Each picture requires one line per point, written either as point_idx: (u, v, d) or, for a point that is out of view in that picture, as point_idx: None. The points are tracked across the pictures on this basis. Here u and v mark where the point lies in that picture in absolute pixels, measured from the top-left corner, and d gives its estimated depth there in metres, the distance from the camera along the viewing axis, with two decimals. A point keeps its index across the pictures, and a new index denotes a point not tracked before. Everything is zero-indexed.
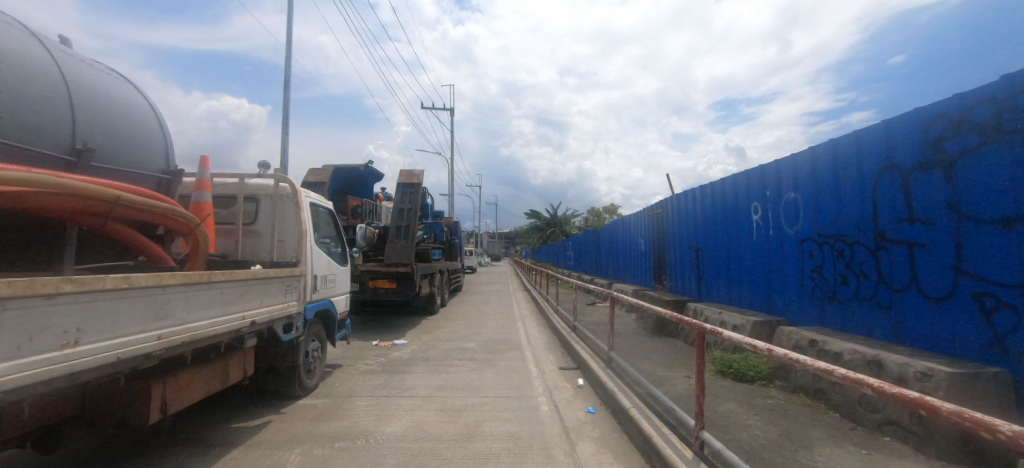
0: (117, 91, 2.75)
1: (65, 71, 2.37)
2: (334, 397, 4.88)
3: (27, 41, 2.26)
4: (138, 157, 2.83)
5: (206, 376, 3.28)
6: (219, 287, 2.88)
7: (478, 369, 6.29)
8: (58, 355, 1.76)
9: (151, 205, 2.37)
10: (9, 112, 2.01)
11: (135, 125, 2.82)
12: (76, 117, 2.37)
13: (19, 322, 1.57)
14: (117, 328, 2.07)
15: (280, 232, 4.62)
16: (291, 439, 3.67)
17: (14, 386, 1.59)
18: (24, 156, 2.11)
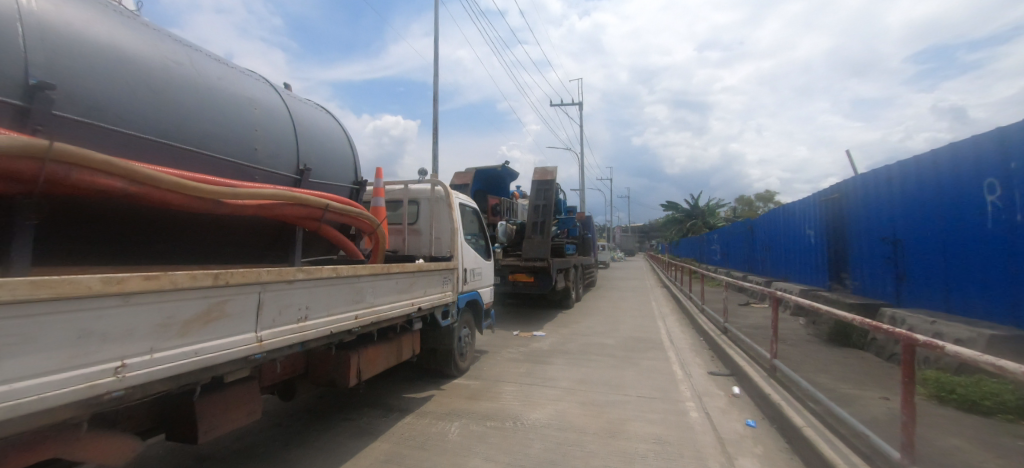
0: (323, 120, 3.42)
1: (291, 109, 3.05)
2: (484, 380, 5.33)
3: (269, 91, 2.96)
4: (341, 173, 3.46)
5: (387, 351, 3.92)
6: (395, 277, 3.41)
7: (618, 366, 6.17)
8: (296, 327, 2.32)
9: (349, 210, 2.93)
10: (262, 145, 2.67)
11: (336, 146, 3.46)
12: (301, 144, 3.01)
13: (273, 301, 2.15)
14: (330, 308, 2.61)
15: (437, 230, 5.15)
16: (451, 413, 4.14)
17: (273, 347, 2.17)
18: (272, 177, 2.76)
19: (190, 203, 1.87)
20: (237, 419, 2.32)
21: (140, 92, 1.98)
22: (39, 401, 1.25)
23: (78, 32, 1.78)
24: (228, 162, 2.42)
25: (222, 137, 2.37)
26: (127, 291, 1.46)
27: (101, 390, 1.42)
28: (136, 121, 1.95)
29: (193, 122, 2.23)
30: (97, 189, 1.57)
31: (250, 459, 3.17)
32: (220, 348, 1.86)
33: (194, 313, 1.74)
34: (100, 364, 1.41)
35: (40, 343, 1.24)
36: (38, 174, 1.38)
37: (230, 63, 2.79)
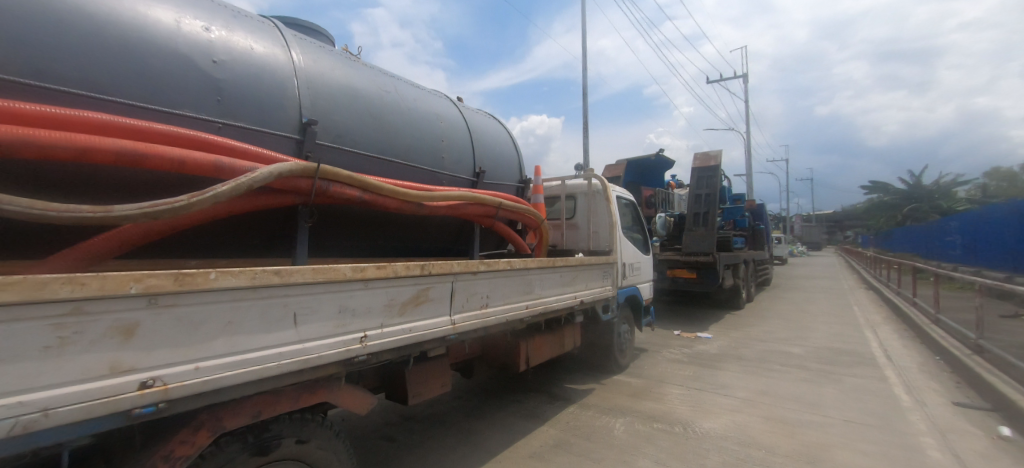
0: (492, 127, 3.63)
1: (467, 120, 3.29)
2: (646, 379, 5.11)
3: (451, 105, 3.28)
4: (511, 173, 3.63)
5: (550, 342, 4.07)
6: (559, 270, 3.52)
7: (810, 380, 5.21)
8: (480, 313, 2.60)
9: (518, 207, 3.12)
10: (448, 154, 2.91)
11: (504, 149, 3.61)
12: (477, 149, 3.21)
13: (462, 289, 2.45)
14: (505, 297, 2.84)
15: (594, 224, 5.13)
16: (615, 409, 4.09)
17: (464, 330, 2.47)
18: (455, 181, 2.98)
19: (400, 206, 2.25)
20: (433, 389, 2.72)
21: (363, 117, 2.36)
22: (318, 356, 1.70)
23: (325, 77, 2.27)
24: (424, 170, 2.70)
25: (422, 149, 2.69)
26: (367, 277, 1.86)
27: (352, 353, 1.82)
28: (361, 140, 2.31)
29: (398, 137, 2.55)
30: (343, 199, 2.01)
31: (441, 425, 3.68)
32: (427, 328, 2.20)
33: (408, 297, 2.09)
34: (352, 333, 1.83)
35: (316, 314, 1.69)
36: (309, 189, 1.84)
37: (422, 86, 3.17)
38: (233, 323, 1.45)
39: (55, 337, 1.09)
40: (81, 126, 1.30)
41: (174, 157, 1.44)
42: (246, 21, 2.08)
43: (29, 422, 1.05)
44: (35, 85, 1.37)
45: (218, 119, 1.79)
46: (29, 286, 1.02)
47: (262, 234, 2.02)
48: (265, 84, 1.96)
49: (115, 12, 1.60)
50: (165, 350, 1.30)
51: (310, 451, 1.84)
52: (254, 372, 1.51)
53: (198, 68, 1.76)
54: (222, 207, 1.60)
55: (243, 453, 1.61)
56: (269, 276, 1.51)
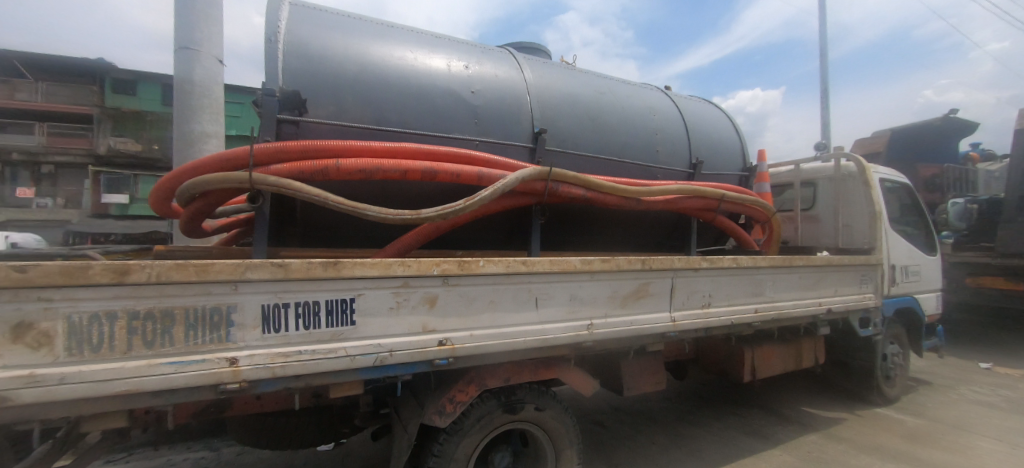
0: (708, 113, 3.34)
1: (680, 109, 3.13)
2: (932, 421, 3.84)
3: (662, 96, 3.17)
4: (732, 161, 3.26)
5: (783, 353, 3.50)
6: (798, 271, 3.00)
7: None
8: (701, 312, 2.46)
9: (744, 198, 2.80)
10: (662, 147, 2.82)
11: (723, 135, 3.28)
12: (693, 139, 3.01)
13: (682, 286, 2.37)
14: (730, 298, 2.60)
15: (845, 216, 4.12)
16: (879, 450, 3.24)
17: (685, 328, 2.39)
18: (671, 174, 2.86)
19: (620, 202, 2.32)
20: (649, 385, 2.71)
21: (582, 120, 2.53)
22: (554, 337, 1.92)
23: (550, 89, 2.52)
24: (639, 165, 2.69)
25: (637, 145, 2.69)
26: (593, 270, 2.00)
27: (581, 338, 2.00)
28: (580, 143, 2.48)
29: (614, 136, 2.62)
30: (569, 198, 2.20)
31: (651, 423, 3.63)
32: (648, 322, 2.22)
33: (630, 290, 2.16)
34: (581, 320, 2.01)
35: (552, 299, 1.93)
36: (543, 191, 2.10)
37: (633, 82, 3.17)
38: (494, 302, 1.79)
39: (395, 300, 1.60)
40: (402, 153, 1.81)
41: (455, 171, 1.85)
42: (490, 54, 2.50)
43: (382, 357, 1.57)
44: (374, 128, 1.96)
45: (475, 137, 2.19)
46: (382, 266, 1.56)
47: (504, 230, 2.37)
48: (506, 103, 2.30)
49: (413, 66, 2.14)
50: (452, 319, 1.71)
51: (544, 419, 2.13)
52: (509, 344, 1.82)
53: (462, 98, 2.19)
54: (484, 208, 1.96)
55: (498, 408, 1.98)
56: (518, 265, 1.80)
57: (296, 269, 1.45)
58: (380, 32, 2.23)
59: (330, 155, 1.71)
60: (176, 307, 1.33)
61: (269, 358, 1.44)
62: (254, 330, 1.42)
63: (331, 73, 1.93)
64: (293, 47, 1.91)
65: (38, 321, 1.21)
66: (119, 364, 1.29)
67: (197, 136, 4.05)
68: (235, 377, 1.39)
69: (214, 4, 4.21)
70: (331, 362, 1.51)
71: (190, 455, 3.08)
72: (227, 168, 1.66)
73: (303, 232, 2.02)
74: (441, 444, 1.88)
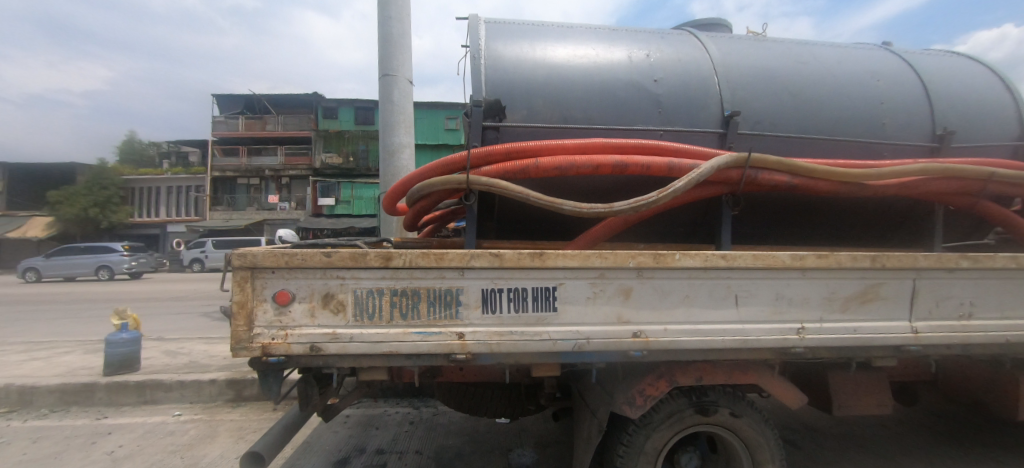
0: (957, 69, 2.59)
1: (915, 69, 2.50)
2: None
3: (887, 55, 2.57)
4: (1001, 127, 2.46)
5: None
6: None
7: None
8: (958, 324, 1.94)
9: None
10: (890, 118, 2.30)
11: (983, 96, 2.51)
12: (938, 104, 2.38)
13: (930, 289, 1.91)
14: (1004, 309, 2.00)
15: None
16: None
17: (932, 342, 1.92)
18: (904, 151, 2.31)
19: (835, 188, 1.99)
20: (869, 406, 2.26)
21: (781, 97, 2.23)
22: (756, 339, 1.76)
23: (741, 66, 2.29)
24: (858, 142, 2.25)
25: (855, 119, 2.26)
26: (806, 266, 1.76)
27: (790, 343, 1.78)
28: (780, 122, 2.19)
29: (824, 111, 2.24)
30: (771, 186, 1.97)
31: (862, 452, 3.03)
32: (877, 331, 1.86)
33: (854, 292, 1.83)
34: (789, 322, 1.79)
35: (755, 298, 1.76)
36: (739, 179, 1.92)
37: (843, 43, 2.66)
38: (690, 297, 1.72)
39: (593, 290, 1.67)
40: (592, 149, 1.87)
41: (645, 163, 1.83)
42: (669, 38, 2.39)
43: (580, 343, 1.67)
44: (562, 127, 2.07)
45: (659, 127, 2.12)
46: (581, 257, 1.64)
47: (688, 222, 2.26)
48: (692, 88, 2.18)
49: (595, 63, 2.18)
50: (648, 311, 1.71)
51: (741, 426, 1.96)
52: (706, 342, 1.73)
53: (644, 88, 2.15)
54: (674, 200, 1.90)
55: (689, 408, 1.91)
56: (717, 260, 1.70)
57: (509, 258, 1.63)
58: (562, 34, 2.33)
59: (529, 155, 1.87)
60: (422, 287, 1.64)
61: (488, 335, 1.66)
62: (476, 309, 1.66)
63: (524, 80, 2.10)
64: (492, 61, 2.14)
65: (337, 293, 1.64)
66: (386, 330, 1.64)
67: (396, 147, 4.88)
68: (463, 349, 1.65)
69: (405, 35, 4.98)
70: (536, 344, 1.66)
71: (400, 410, 3.76)
72: (446, 171, 1.96)
73: (498, 226, 2.27)
74: (630, 435, 1.91)
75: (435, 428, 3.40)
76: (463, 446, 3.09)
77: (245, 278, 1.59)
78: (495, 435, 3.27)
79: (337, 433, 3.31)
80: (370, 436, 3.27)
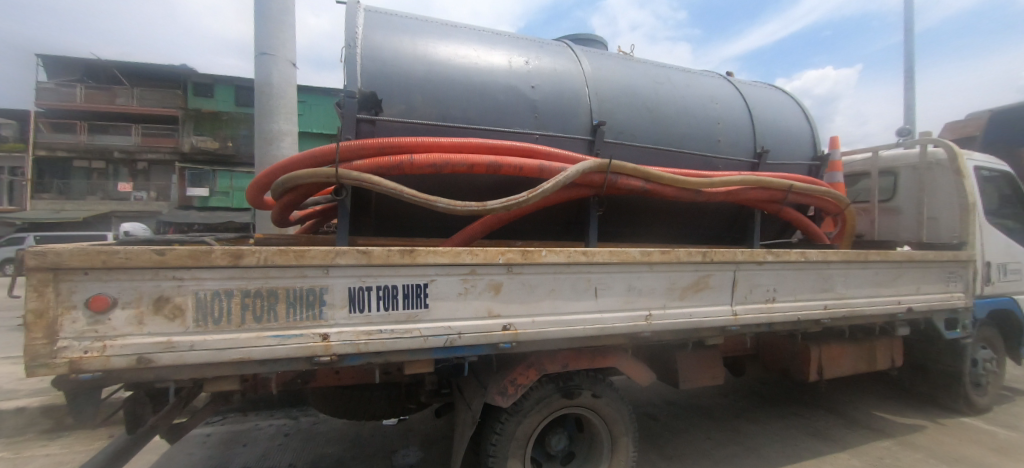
0: (774, 100, 3.18)
1: (743, 97, 3.01)
2: None
3: (724, 83, 3.05)
4: (800, 150, 3.09)
5: (855, 354, 3.25)
6: (874, 267, 2.79)
7: None
8: (764, 307, 2.39)
9: (815, 189, 2.65)
10: (723, 136, 2.74)
11: (790, 123, 3.11)
12: (758, 127, 2.89)
13: (745, 279, 2.31)
14: (796, 293, 2.50)
15: (930, 206, 3.74)
16: (964, 461, 2.98)
17: (746, 322, 2.33)
18: (732, 165, 2.77)
19: (679, 193, 2.30)
20: (707, 378, 2.67)
21: (640, 111, 2.52)
22: (612, 326, 1.96)
23: (608, 80, 2.53)
24: (699, 155, 2.64)
25: (697, 135, 2.64)
26: (653, 261, 2.01)
27: (639, 328, 2.02)
28: (638, 134, 2.48)
29: (674, 126, 2.58)
30: (628, 190, 2.22)
31: (707, 418, 3.57)
32: (707, 315, 2.20)
33: (689, 282, 2.15)
34: (638, 310, 2.03)
35: (610, 289, 1.97)
36: (602, 183, 2.13)
37: (692, 69, 3.08)
38: (555, 290, 1.86)
39: (464, 286, 1.72)
40: (469, 148, 1.92)
41: (517, 164, 1.93)
42: (547, 48, 2.54)
43: (452, 338, 1.70)
44: (441, 125, 2.09)
45: (534, 131, 2.25)
46: (452, 254, 1.68)
47: (562, 221, 2.43)
48: (565, 97, 2.34)
49: (476, 64, 2.24)
50: (517, 304, 1.81)
51: (600, 405, 2.18)
52: (568, 331, 1.89)
53: (522, 93, 2.26)
54: (544, 200, 2.03)
55: (555, 393, 2.06)
56: (578, 255, 1.86)
57: (378, 255, 1.59)
58: (445, 32, 2.34)
59: (404, 151, 1.85)
60: (279, 287, 1.52)
61: (355, 335, 1.60)
62: (343, 309, 1.59)
63: (403, 74, 2.07)
64: (369, 51, 2.07)
65: (172, 296, 1.44)
66: (234, 335, 1.49)
67: (275, 134, 4.43)
68: (327, 350, 1.56)
69: (288, 12, 4.54)
70: (407, 341, 1.65)
71: (274, 422, 3.44)
72: (315, 164, 1.85)
73: (377, 223, 2.21)
74: (503, 423, 2.00)
75: (314, 438, 3.18)
76: (343, 453, 2.95)
77: (45, 282, 1.31)
78: (380, 437, 3.17)
79: (193, 455, 2.92)
80: (235, 454, 2.94)
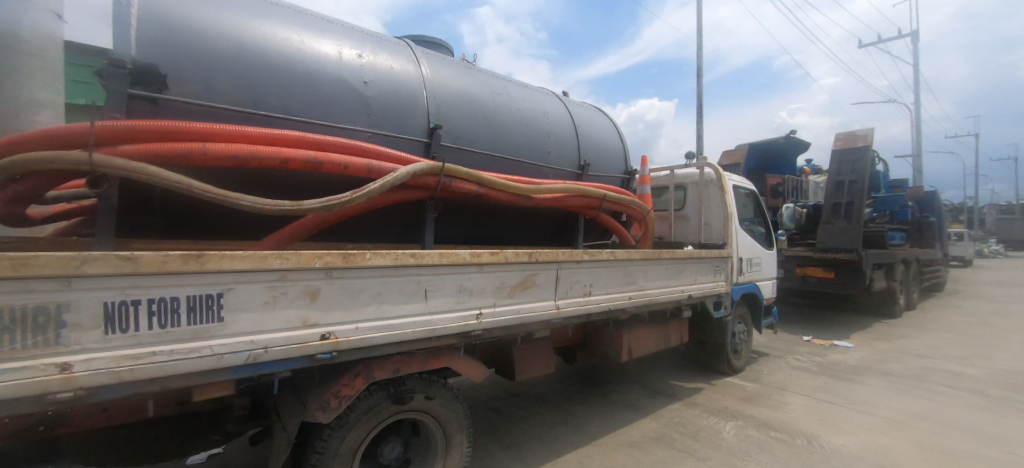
0: (596, 120, 3.65)
1: (571, 114, 3.38)
2: (764, 385, 4.67)
3: (556, 101, 3.39)
4: (615, 165, 3.62)
5: (655, 335, 3.95)
6: (665, 263, 3.43)
7: (991, 407, 4.14)
8: (582, 299, 2.71)
9: (623, 198, 3.11)
10: (552, 148, 3.04)
11: (608, 141, 3.61)
12: (582, 142, 3.29)
13: (566, 276, 2.60)
14: (607, 287, 2.91)
15: (706, 215, 4.79)
16: (725, 411, 3.87)
17: (567, 315, 2.62)
18: (559, 174, 3.10)
19: (510, 199, 2.45)
20: (539, 368, 2.91)
21: (478, 118, 2.63)
22: (443, 327, 2.00)
23: (447, 85, 2.57)
24: (531, 164, 2.88)
25: (530, 145, 2.88)
26: (482, 262, 2.11)
27: (469, 327, 2.10)
28: (475, 140, 2.58)
29: (508, 136, 2.76)
30: (462, 193, 2.28)
31: (544, 404, 3.91)
32: (533, 310, 2.39)
33: (517, 281, 2.31)
34: (469, 309, 2.10)
35: (441, 291, 2.00)
36: (436, 185, 2.15)
37: (529, 84, 3.34)
38: (381, 294, 1.81)
39: (270, 294, 1.54)
40: (283, 141, 1.74)
41: (342, 162, 1.82)
42: (385, 44, 2.47)
43: (255, 354, 1.51)
44: (252, 113, 1.85)
45: (366, 129, 2.16)
46: (255, 258, 1.49)
47: (398, 223, 2.39)
48: (401, 96, 2.31)
49: (299, 50, 2.04)
50: (338, 311, 1.70)
51: (434, 406, 2.19)
52: (396, 335, 1.85)
53: (353, 87, 2.15)
54: (373, 201, 1.96)
55: (386, 400, 1.99)
56: (406, 258, 1.84)
57: (148, 262, 1.30)
58: (262, 8, 2.08)
59: (195, 139, 1.58)
60: None
61: (113, 362, 1.28)
62: (94, 331, 1.25)
63: (201, 49, 1.77)
64: (151, 14, 1.71)
65: None
66: None
67: None
68: (67, 385, 1.21)
69: None
70: (192, 362, 1.40)
71: None
72: (56, 142, 1.43)
73: (165, 222, 1.85)
74: (324, 440, 1.85)
75: None
76: None
77: None
78: None
79: None
80: None
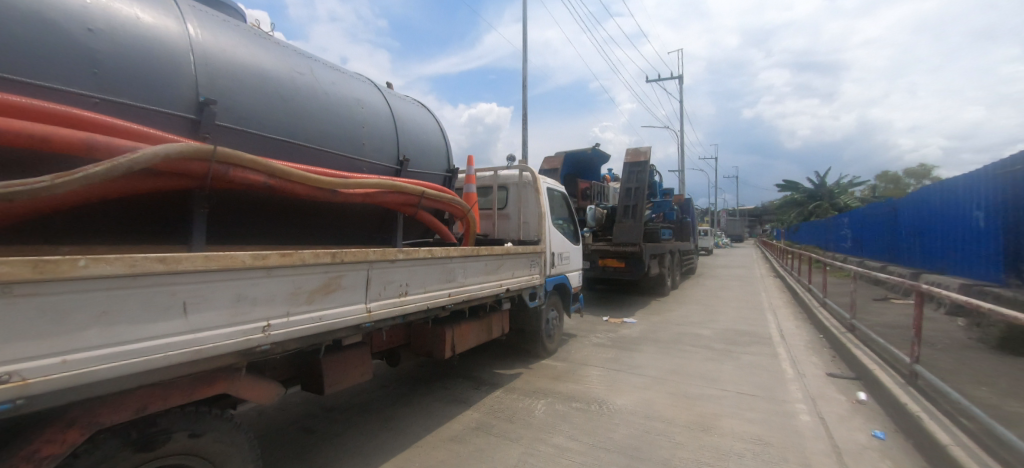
0: (419, 114, 3.56)
1: (391, 106, 3.22)
2: (570, 362, 5.36)
3: (373, 90, 3.18)
4: (437, 163, 3.61)
5: (477, 328, 4.11)
6: (484, 259, 3.59)
7: (715, 358, 5.60)
8: (397, 300, 2.61)
9: (443, 196, 3.10)
10: (366, 140, 2.84)
11: (430, 138, 3.57)
12: (401, 137, 3.17)
13: (378, 277, 2.46)
14: (425, 285, 2.87)
15: (524, 214, 5.22)
16: (538, 391, 4.28)
17: (380, 318, 2.48)
18: (375, 169, 2.92)
19: (311, 192, 2.18)
20: (353, 376, 2.68)
21: (271, 98, 2.26)
22: (213, 346, 1.64)
23: (229, 53, 2.14)
24: (339, 156, 2.64)
25: (339, 136, 2.63)
26: (269, 266, 1.81)
27: (252, 342, 1.78)
28: (267, 124, 2.22)
29: (312, 122, 2.47)
30: (245, 183, 1.91)
31: (365, 413, 3.67)
32: (338, 316, 2.19)
33: (317, 285, 2.07)
34: (253, 321, 1.79)
35: (210, 303, 1.63)
36: (205, 173, 1.74)
37: (342, 69, 3.05)
38: (110, 313, 1.35)
39: None
40: None
41: (31, 132, 1.31)
42: None
43: None
44: None
45: (92, 93, 1.64)
46: None
47: (149, 215, 1.91)
48: (154, 58, 1.83)
49: None
50: (28, 341, 1.16)
51: (205, 445, 1.78)
52: (137, 364, 1.42)
53: (67, 34, 1.59)
54: (96, 188, 1.48)
55: (124, 450, 1.51)
56: (151, 263, 1.42)
57: None
58: None
59: None
60: None
61: None
62: None
63: None
64: None
65: None
66: None
67: None
68: None
69: None
70: None
71: None
72: None
73: None
74: None
75: None
76: None
77: None
78: None
79: None
80: None
